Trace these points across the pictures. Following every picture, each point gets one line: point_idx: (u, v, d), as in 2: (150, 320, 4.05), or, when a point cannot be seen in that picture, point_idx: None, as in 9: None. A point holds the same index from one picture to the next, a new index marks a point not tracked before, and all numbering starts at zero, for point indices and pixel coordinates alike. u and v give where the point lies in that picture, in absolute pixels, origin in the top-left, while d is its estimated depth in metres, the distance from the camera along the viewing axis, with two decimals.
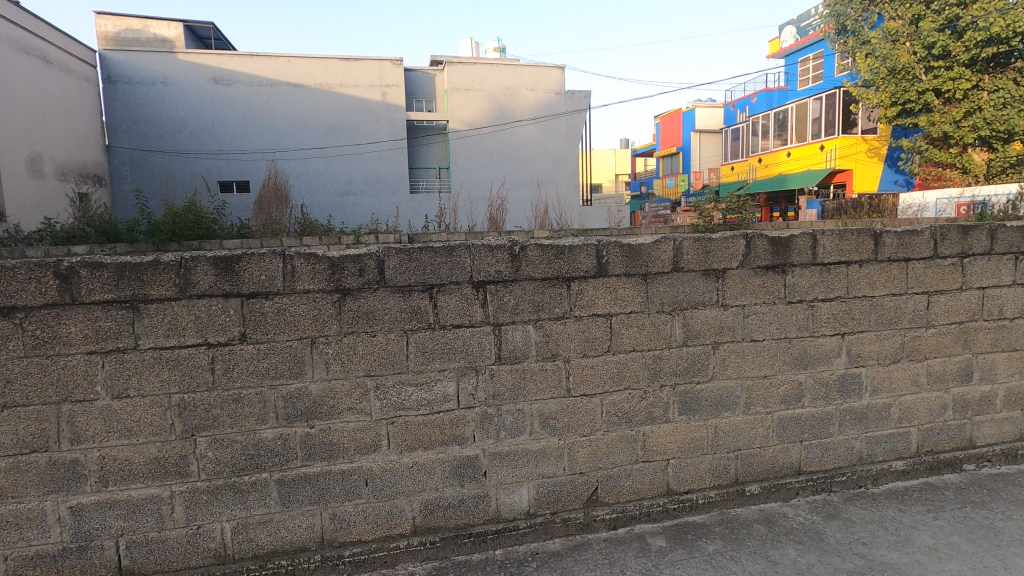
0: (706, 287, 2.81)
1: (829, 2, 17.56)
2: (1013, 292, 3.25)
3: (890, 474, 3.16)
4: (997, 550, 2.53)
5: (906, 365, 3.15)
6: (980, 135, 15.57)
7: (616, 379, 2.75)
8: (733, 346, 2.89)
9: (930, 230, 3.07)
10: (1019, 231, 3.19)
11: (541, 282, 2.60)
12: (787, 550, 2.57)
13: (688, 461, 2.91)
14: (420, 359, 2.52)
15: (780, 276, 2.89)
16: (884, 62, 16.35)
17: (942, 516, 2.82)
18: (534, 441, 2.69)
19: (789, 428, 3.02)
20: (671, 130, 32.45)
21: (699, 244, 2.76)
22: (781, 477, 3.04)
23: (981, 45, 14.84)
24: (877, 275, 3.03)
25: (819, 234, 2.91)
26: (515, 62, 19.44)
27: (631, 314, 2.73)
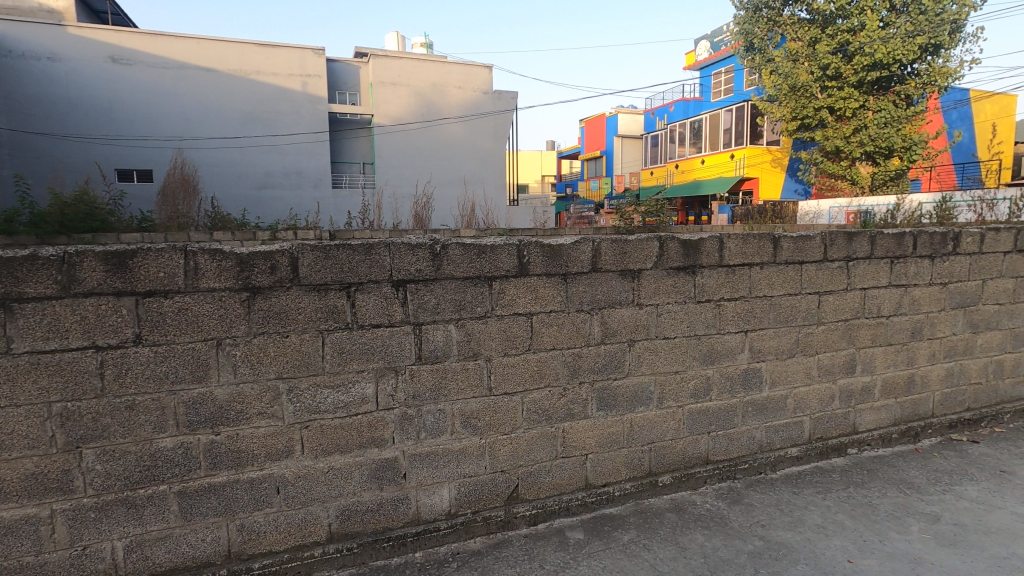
0: (623, 287, 2.92)
1: (739, 20, 18.75)
2: (889, 293, 3.63)
3: (786, 460, 3.43)
4: (873, 525, 2.82)
5: (800, 360, 3.43)
6: (865, 150, 17.29)
7: (537, 378, 2.80)
8: (646, 343, 3.01)
9: (822, 235, 3.36)
10: (894, 238, 3.56)
11: (463, 281, 2.59)
12: (695, 536, 2.72)
13: (605, 455, 3.00)
14: (337, 360, 2.44)
15: (690, 276, 3.06)
16: (787, 79, 17.58)
17: (829, 497, 3.10)
18: (455, 441, 2.68)
19: (698, 421, 3.20)
20: (596, 135, 33.49)
21: (617, 245, 2.86)
22: (690, 467, 3.22)
23: (867, 69, 16.45)
24: (776, 276, 3.27)
25: (726, 237, 3.11)
26: (443, 59, 19.24)
27: (551, 313, 2.78)
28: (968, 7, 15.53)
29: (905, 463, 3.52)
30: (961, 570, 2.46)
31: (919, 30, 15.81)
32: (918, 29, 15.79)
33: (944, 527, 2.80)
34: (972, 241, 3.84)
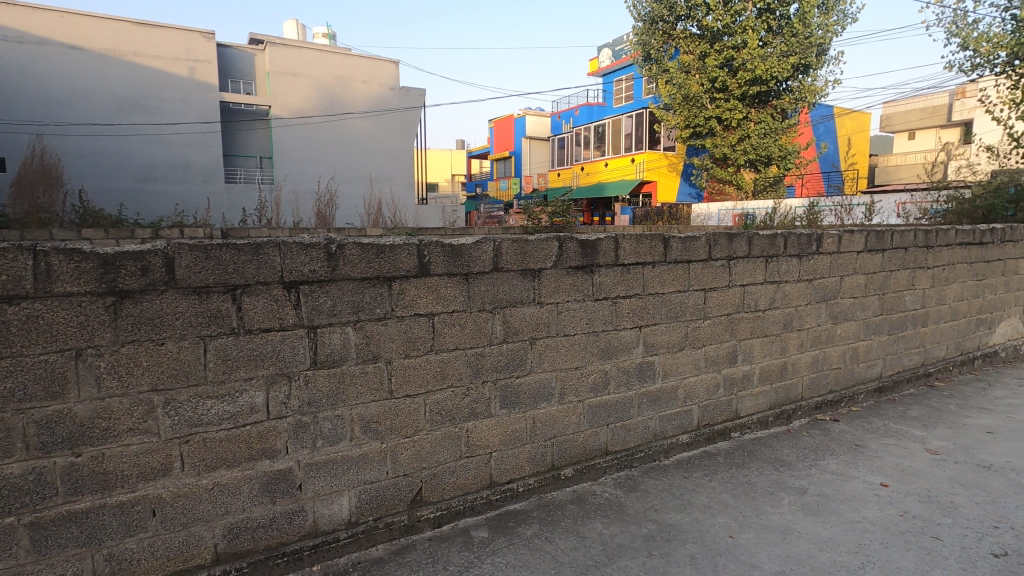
0: (524, 286, 2.97)
1: (637, 31, 19.69)
2: (765, 288, 3.98)
3: (678, 446, 3.66)
4: (751, 501, 3.08)
5: (688, 352, 3.67)
6: (748, 158, 18.90)
7: (440, 378, 2.77)
8: (547, 341, 3.09)
9: (706, 236, 3.62)
10: (768, 238, 3.92)
11: (361, 282, 2.51)
12: (595, 525, 2.84)
13: (509, 453, 3.04)
14: (221, 369, 2.27)
15: (588, 275, 3.17)
16: (680, 89, 18.84)
17: (715, 478, 3.35)
18: (354, 448, 2.59)
19: (597, 414, 3.33)
20: (504, 135, 33.92)
21: (517, 245, 2.90)
22: (591, 459, 3.34)
23: (749, 83, 17.97)
24: (667, 275, 3.48)
25: (621, 238, 3.25)
26: (346, 51, 18.54)
27: (452, 313, 2.77)
28: (831, 33, 17.43)
29: (779, 443, 3.88)
30: (822, 536, 2.74)
31: (792, 51, 17.47)
32: (791, 50, 17.47)
33: (810, 498, 3.12)
34: (832, 242, 4.30)
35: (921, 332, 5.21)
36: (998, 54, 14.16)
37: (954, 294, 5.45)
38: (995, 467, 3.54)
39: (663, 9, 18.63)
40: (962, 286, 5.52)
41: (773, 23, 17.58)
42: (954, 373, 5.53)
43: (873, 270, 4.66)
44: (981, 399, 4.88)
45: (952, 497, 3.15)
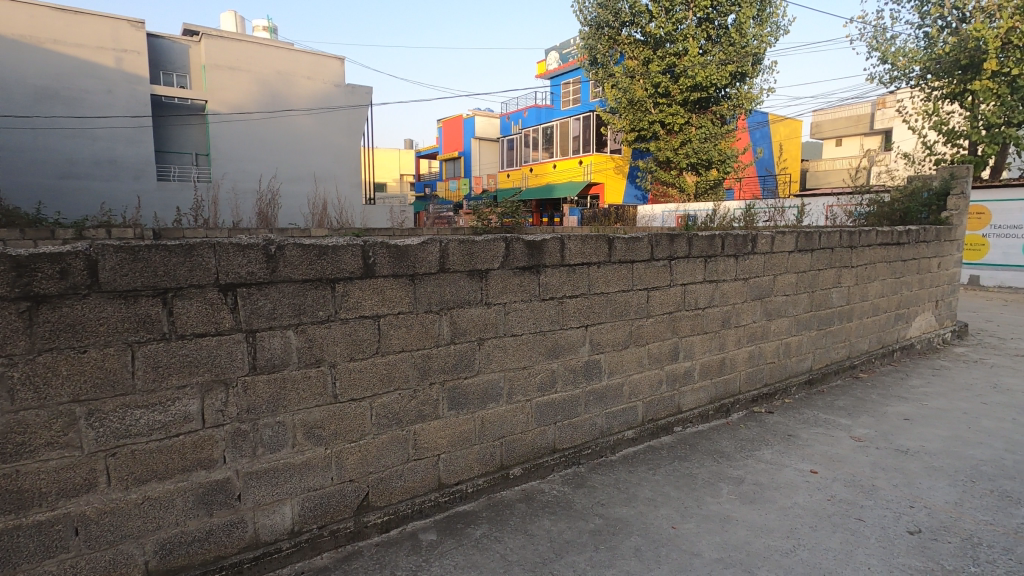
0: (471, 287, 2.97)
1: (584, 35, 20.06)
2: (704, 287, 4.14)
3: (624, 441, 3.75)
4: (692, 492, 3.20)
5: (633, 350, 3.77)
6: (690, 162, 19.59)
7: (386, 381, 2.73)
8: (495, 341, 3.10)
9: (648, 237, 3.73)
10: (706, 239, 4.08)
11: (302, 284, 2.44)
12: (543, 522, 2.87)
13: (457, 454, 3.03)
14: (152, 376, 2.16)
15: (535, 276, 3.21)
16: (625, 93, 19.36)
17: (659, 471, 3.46)
18: (297, 454, 2.51)
19: (544, 412, 3.37)
20: (453, 135, 33.77)
21: (464, 245, 2.91)
22: (539, 457, 3.38)
23: (690, 89, 18.64)
24: (611, 274, 3.56)
25: (566, 239, 3.30)
26: (289, 46, 17.99)
27: (399, 314, 2.74)
28: (765, 43, 18.27)
29: (718, 435, 4.05)
30: (758, 522, 2.88)
31: (730, 60, 18.21)
32: (729, 58, 18.21)
33: (746, 487, 3.27)
34: (766, 243, 4.53)
35: (847, 327, 5.56)
36: (912, 68, 15.32)
37: (875, 291, 5.84)
38: (911, 451, 3.82)
39: (608, 14, 19.04)
40: (882, 284, 5.93)
41: (712, 33, 18.27)
42: (877, 364, 5.93)
43: (803, 269, 4.94)
44: (899, 389, 5.25)
45: (874, 480, 3.38)
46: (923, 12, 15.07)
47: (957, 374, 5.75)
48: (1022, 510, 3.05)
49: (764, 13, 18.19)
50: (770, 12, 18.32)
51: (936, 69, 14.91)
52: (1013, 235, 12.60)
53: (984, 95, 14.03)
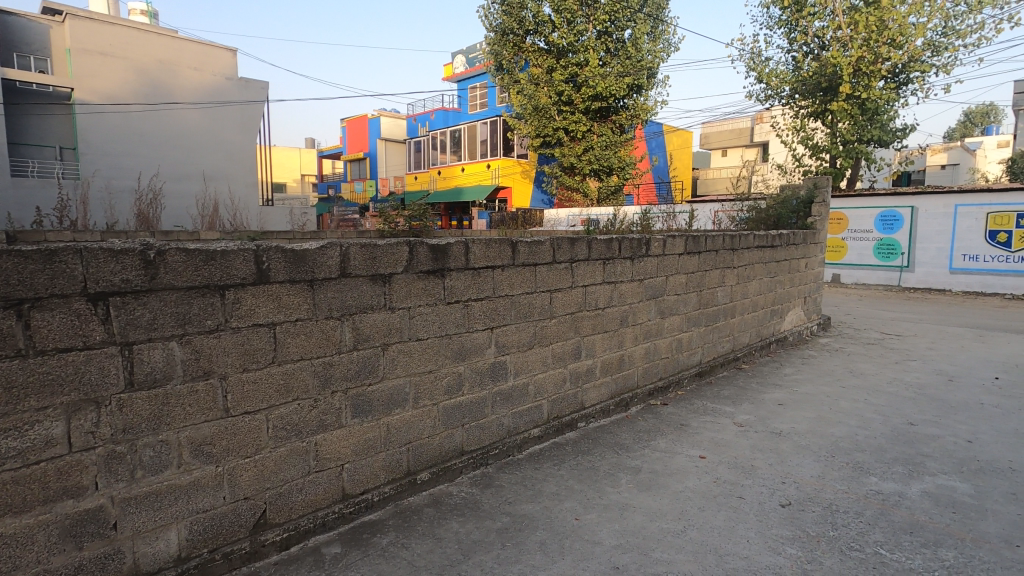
0: (374, 292, 2.92)
1: (490, 41, 20.38)
2: (604, 288, 4.35)
3: (530, 439, 3.85)
4: (594, 484, 3.35)
5: (537, 350, 3.88)
6: (593, 168, 20.44)
7: (284, 392, 2.62)
8: (400, 346, 3.07)
9: (550, 241, 3.87)
10: (604, 243, 4.29)
11: (186, 292, 2.28)
12: (451, 524, 2.88)
13: (362, 463, 2.96)
14: (5, 399, 1.92)
15: (440, 279, 3.21)
16: (530, 100, 19.85)
17: (563, 466, 3.59)
18: (183, 474, 2.34)
19: (452, 415, 3.38)
20: (358, 135, 32.80)
21: (366, 250, 2.85)
22: (447, 460, 3.38)
23: (591, 98, 19.46)
24: (515, 277, 3.65)
25: (470, 243, 3.34)
26: (172, 33, 16.65)
27: (297, 321, 2.63)
28: (659, 58, 19.48)
29: (618, 428, 4.27)
30: (653, 508, 3.08)
31: (627, 72, 19.20)
32: (626, 71, 19.20)
33: (643, 475, 3.49)
34: (658, 246, 4.84)
35: (730, 323, 6.07)
36: (783, 88, 17.04)
37: (754, 289, 6.44)
38: (784, 433, 4.25)
39: (513, 22, 19.43)
40: (760, 283, 6.54)
41: (610, 46, 19.14)
42: (755, 356, 6.53)
43: (692, 270, 5.34)
44: (775, 377, 5.82)
45: (753, 461, 3.72)
46: (791, 39, 16.83)
47: (822, 362, 6.47)
48: (872, 478, 3.50)
49: (657, 30, 19.43)
50: (662, 29, 19.59)
51: (802, 90, 16.71)
52: (866, 238, 14.39)
53: (841, 114, 15.89)
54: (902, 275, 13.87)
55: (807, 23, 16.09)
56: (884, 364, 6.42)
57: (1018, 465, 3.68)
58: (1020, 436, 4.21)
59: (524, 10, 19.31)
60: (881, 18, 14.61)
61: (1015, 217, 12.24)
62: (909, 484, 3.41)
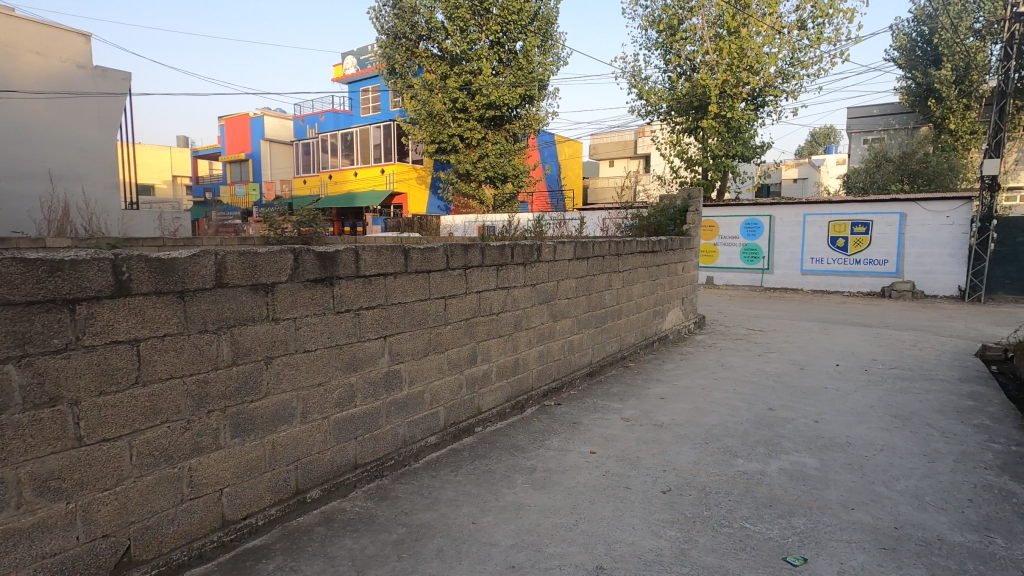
0: (256, 302, 2.76)
1: (382, 44, 20.20)
2: (497, 293, 4.44)
3: (427, 447, 3.83)
4: (491, 487, 3.40)
5: (432, 357, 3.87)
6: (487, 175, 20.76)
7: (150, 415, 2.39)
8: (285, 359, 2.92)
9: (443, 248, 3.88)
10: (497, 249, 4.39)
11: (28, 308, 2.02)
12: (344, 542, 2.79)
13: (244, 486, 2.77)
14: None
15: (328, 288, 3.10)
16: (425, 106, 19.90)
17: (460, 472, 3.61)
18: (24, 516, 2.04)
19: (343, 429, 3.26)
20: (239, 135, 30.65)
21: (245, 258, 2.68)
22: (339, 475, 3.26)
23: (485, 107, 19.76)
24: (408, 285, 3.62)
25: (360, 250, 3.27)
26: (6, 10, 13.67)
27: (165, 337, 2.42)
28: (549, 71, 20.11)
29: (514, 430, 4.37)
30: (547, 505, 3.19)
31: (519, 83, 19.63)
32: (518, 82, 19.56)
33: (537, 474, 3.60)
34: (549, 252, 5.04)
35: (617, 324, 6.44)
36: (661, 106, 18.41)
37: (638, 291, 6.89)
38: (665, 424, 4.59)
39: (405, 26, 19.38)
40: (643, 285, 7.01)
41: (503, 56, 19.50)
42: (640, 354, 6.97)
43: (581, 275, 5.60)
44: (657, 373, 6.27)
45: (638, 453, 3.98)
46: (666, 60, 18.23)
47: (698, 358, 7.06)
48: (738, 460, 3.89)
49: (547, 44, 20.07)
50: (552, 44, 20.28)
51: (677, 107, 18.13)
52: (733, 244, 15.97)
53: (710, 132, 17.49)
54: (764, 277, 15.53)
55: (680, 46, 17.55)
56: (750, 357, 7.15)
57: (854, 439, 4.27)
58: (855, 413, 4.89)
59: (417, 15, 19.30)
60: (741, 46, 16.38)
61: (850, 225, 14.18)
62: (769, 463, 3.83)
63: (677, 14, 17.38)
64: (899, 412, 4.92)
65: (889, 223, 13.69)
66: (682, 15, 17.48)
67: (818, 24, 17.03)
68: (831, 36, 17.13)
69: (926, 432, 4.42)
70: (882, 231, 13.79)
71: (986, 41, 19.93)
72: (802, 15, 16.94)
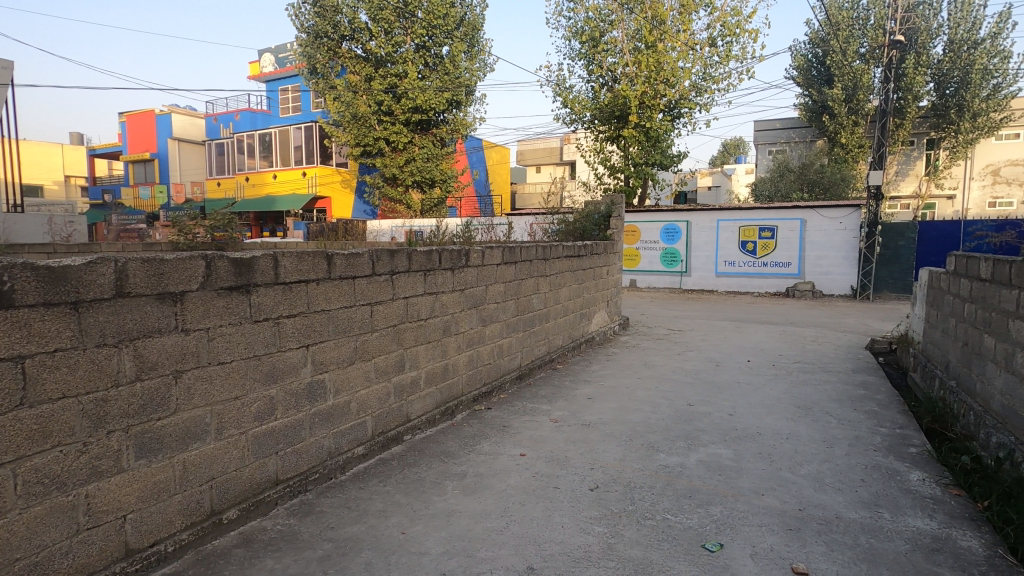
0: (162, 312, 2.58)
1: (302, 42, 19.55)
2: (425, 298, 4.40)
3: (354, 459, 3.72)
4: (421, 495, 3.36)
5: (358, 365, 3.77)
6: (415, 179, 20.50)
7: (38, 438, 2.16)
8: (197, 372, 2.74)
9: (368, 254, 3.80)
10: (424, 254, 4.35)
11: None
12: (265, 563, 2.65)
13: (151, 510, 2.57)
14: None
15: (244, 296, 2.95)
16: (349, 108, 19.40)
17: (388, 482, 3.53)
18: None
19: (263, 444, 3.11)
20: (143, 133, 28.50)
21: (150, 264, 2.51)
22: (258, 493, 3.10)
23: (411, 110, 19.55)
24: (331, 291, 3.51)
25: (279, 255, 3.13)
26: None
27: (57, 353, 2.20)
28: (476, 77, 20.13)
29: (444, 437, 4.33)
30: (478, 509, 3.19)
31: (445, 88, 19.56)
32: (445, 86, 19.55)
33: (468, 480, 3.59)
34: (477, 256, 5.05)
35: (545, 327, 6.55)
36: (584, 114, 18.92)
37: (565, 294, 7.05)
38: (592, 424, 4.72)
39: (326, 25, 18.82)
40: (569, 289, 7.18)
41: (429, 60, 19.38)
42: (567, 356, 7.12)
43: (509, 279, 5.65)
44: (584, 374, 6.44)
45: (567, 453, 4.07)
46: (589, 70, 18.74)
47: (623, 358, 7.31)
48: (661, 454, 4.06)
49: (474, 49, 20.14)
50: (478, 50, 20.34)
51: (600, 116, 18.72)
52: (654, 248, 16.70)
53: (630, 140, 18.21)
54: (682, 279, 16.31)
55: (602, 57, 18.16)
56: (670, 356, 7.50)
57: (763, 430, 4.59)
58: (764, 405, 5.25)
59: (338, 14, 18.74)
60: (658, 60, 17.18)
61: (758, 230, 15.23)
62: (689, 456, 4.03)
63: (598, 26, 18.02)
64: (802, 402, 5.34)
65: (791, 229, 14.84)
66: (603, 27, 18.13)
67: (727, 42, 18.17)
68: (738, 54, 18.33)
69: (825, 420, 4.83)
70: (785, 235, 14.91)
71: (870, 64, 22.12)
72: (713, 33, 18.03)
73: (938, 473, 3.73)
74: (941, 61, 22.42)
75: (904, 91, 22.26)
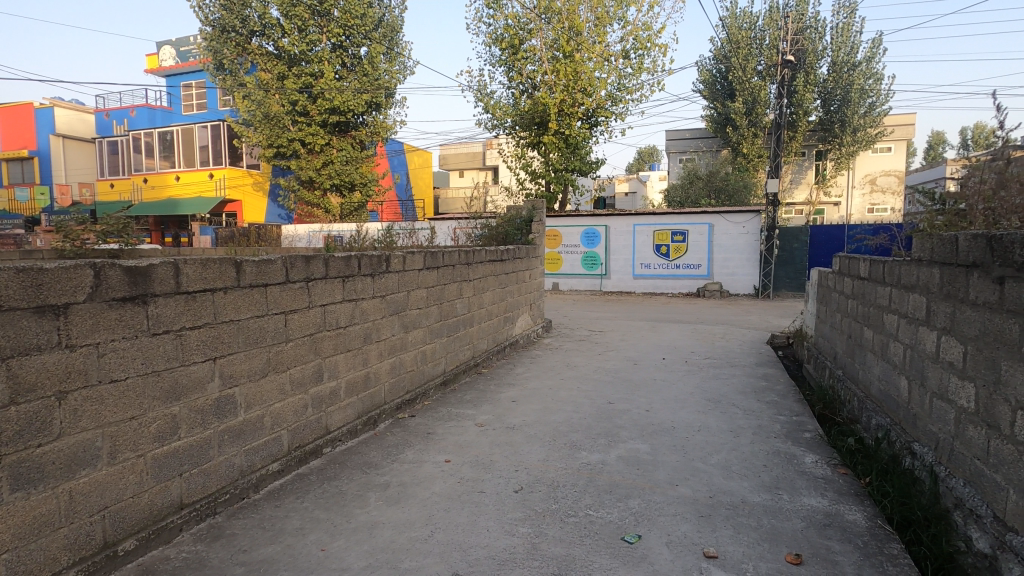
0: (42, 328, 2.33)
1: (206, 36, 18.49)
2: (343, 305, 4.26)
3: (268, 476, 3.53)
4: (341, 509, 3.25)
5: (272, 377, 3.59)
6: (333, 183, 19.80)
7: None
8: (84, 392, 2.50)
9: (281, 260, 3.64)
10: (342, 260, 4.22)
11: None
12: None
13: (30, 548, 2.30)
14: None
15: (140, 307, 2.73)
16: (260, 107, 18.50)
17: (306, 498, 3.38)
18: None
19: (165, 466, 2.88)
20: (20, 128, 25.63)
21: (26, 274, 2.27)
22: (160, 520, 2.86)
23: (328, 111, 18.83)
24: (241, 301, 3.32)
25: (181, 263, 2.93)
26: None
27: None
28: (395, 79, 19.83)
29: (366, 447, 4.21)
30: (402, 519, 3.13)
31: (364, 89, 19.10)
32: (364, 88, 19.10)
33: (392, 490, 3.52)
34: (398, 261, 4.97)
35: (469, 332, 6.55)
36: (506, 119, 19.21)
37: (489, 298, 7.09)
38: (516, 426, 4.77)
39: (234, 19, 17.95)
40: (493, 293, 7.23)
41: (346, 60, 18.85)
42: (492, 360, 7.15)
43: (431, 285, 5.59)
44: (508, 377, 6.50)
45: (492, 456, 4.09)
46: (509, 77, 19.10)
47: (546, 360, 7.45)
48: (583, 452, 4.18)
49: (393, 51, 19.81)
50: (397, 52, 20.03)
51: (521, 122, 19.08)
52: (575, 252, 17.14)
53: (551, 147, 18.63)
54: (602, 281, 16.90)
55: (522, 65, 18.47)
56: (592, 356, 7.73)
57: (677, 423, 4.84)
58: (678, 400, 5.54)
59: (247, 9, 17.96)
60: (575, 69, 17.76)
61: (670, 234, 16.06)
62: (610, 452, 4.18)
63: (518, 34, 18.26)
64: (712, 396, 5.68)
65: (701, 232, 15.78)
66: (523, 34, 18.39)
67: (639, 55, 19.00)
68: (650, 66, 19.21)
69: (732, 411, 5.17)
70: (695, 239, 15.83)
71: (766, 80, 23.95)
72: (626, 45, 18.78)
73: (828, 455, 4.10)
74: (826, 81, 24.73)
75: (795, 106, 24.34)
